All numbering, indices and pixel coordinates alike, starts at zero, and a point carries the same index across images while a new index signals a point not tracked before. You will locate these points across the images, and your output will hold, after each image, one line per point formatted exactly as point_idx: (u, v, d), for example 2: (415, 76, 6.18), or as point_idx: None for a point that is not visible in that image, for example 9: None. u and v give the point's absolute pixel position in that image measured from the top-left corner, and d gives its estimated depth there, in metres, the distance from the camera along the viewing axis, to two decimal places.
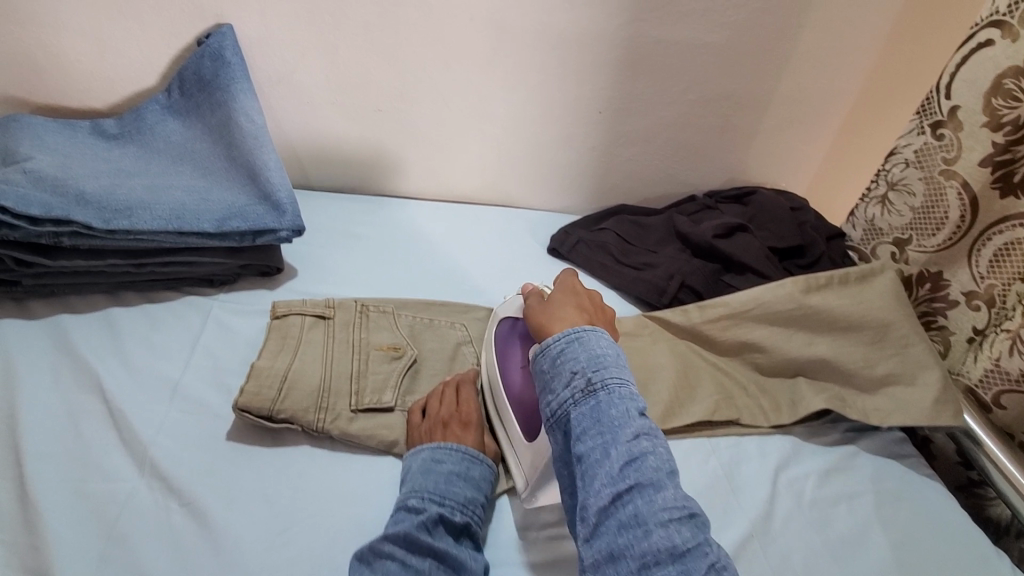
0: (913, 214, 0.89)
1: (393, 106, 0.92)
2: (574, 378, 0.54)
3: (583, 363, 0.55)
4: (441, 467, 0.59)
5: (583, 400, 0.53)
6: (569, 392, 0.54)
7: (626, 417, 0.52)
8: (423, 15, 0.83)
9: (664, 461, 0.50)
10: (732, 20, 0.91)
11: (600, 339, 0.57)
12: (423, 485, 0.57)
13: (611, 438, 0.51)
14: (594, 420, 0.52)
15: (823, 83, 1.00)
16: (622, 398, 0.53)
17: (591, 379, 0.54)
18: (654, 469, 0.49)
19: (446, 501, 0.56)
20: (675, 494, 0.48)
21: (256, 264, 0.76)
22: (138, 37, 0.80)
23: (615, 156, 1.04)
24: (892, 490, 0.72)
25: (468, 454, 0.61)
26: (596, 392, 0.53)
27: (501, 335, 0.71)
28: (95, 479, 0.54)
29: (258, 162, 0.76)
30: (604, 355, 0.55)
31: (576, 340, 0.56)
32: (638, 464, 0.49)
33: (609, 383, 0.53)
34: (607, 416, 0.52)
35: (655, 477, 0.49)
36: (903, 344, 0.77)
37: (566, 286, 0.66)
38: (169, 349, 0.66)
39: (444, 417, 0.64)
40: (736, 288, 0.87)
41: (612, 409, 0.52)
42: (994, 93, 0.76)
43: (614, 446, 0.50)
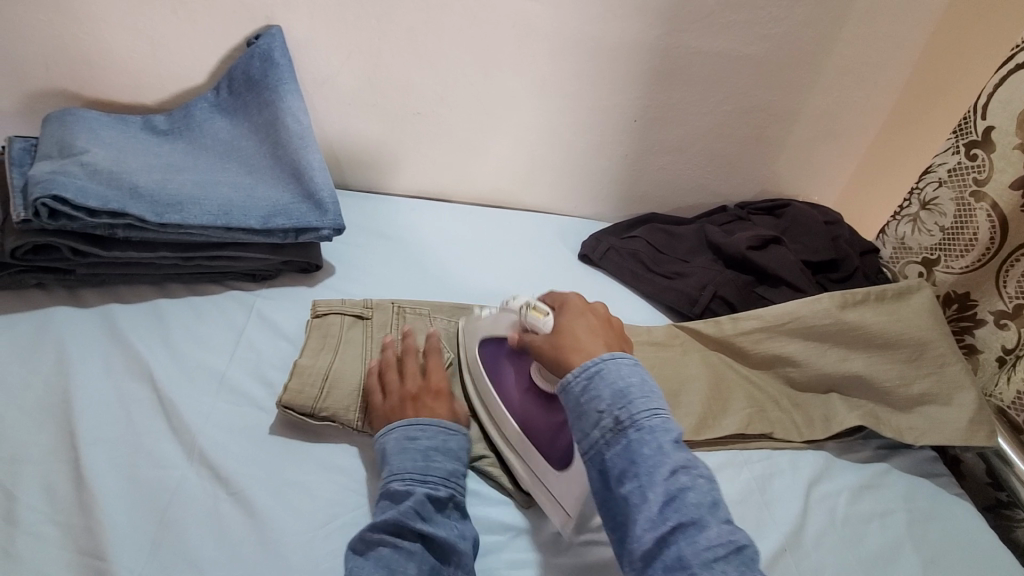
0: (942, 234, 0.89)
1: (431, 110, 0.93)
2: (601, 417, 0.53)
3: (608, 401, 0.53)
4: (416, 444, 0.58)
5: (614, 440, 0.52)
6: (598, 431, 0.53)
7: (660, 454, 0.50)
8: (466, 21, 0.85)
9: (705, 494, 0.49)
10: (772, 33, 0.91)
11: (624, 368, 0.55)
12: (404, 465, 0.56)
13: (647, 479, 0.49)
14: (629, 461, 0.50)
15: (861, 98, 1.00)
16: (655, 434, 0.51)
17: (619, 417, 0.52)
18: (695, 504, 0.48)
19: (429, 479, 0.55)
20: (721, 530, 0.47)
21: (298, 261, 0.78)
22: (191, 37, 0.82)
23: (647, 165, 1.04)
24: (926, 510, 0.72)
25: (445, 427, 0.60)
26: (627, 431, 0.51)
27: (488, 359, 0.70)
28: (147, 465, 0.55)
29: (303, 162, 0.78)
30: (630, 388, 0.53)
31: (596, 374, 0.54)
32: (679, 503, 0.48)
33: (640, 420, 0.51)
34: (642, 456, 0.50)
35: (699, 514, 0.47)
36: (939, 363, 0.76)
37: (569, 308, 0.64)
38: (215, 341, 0.68)
39: (412, 392, 0.62)
40: (770, 300, 0.87)
41: (644, 448, 0.50)
42: None
43: (649, 486, 0.49)
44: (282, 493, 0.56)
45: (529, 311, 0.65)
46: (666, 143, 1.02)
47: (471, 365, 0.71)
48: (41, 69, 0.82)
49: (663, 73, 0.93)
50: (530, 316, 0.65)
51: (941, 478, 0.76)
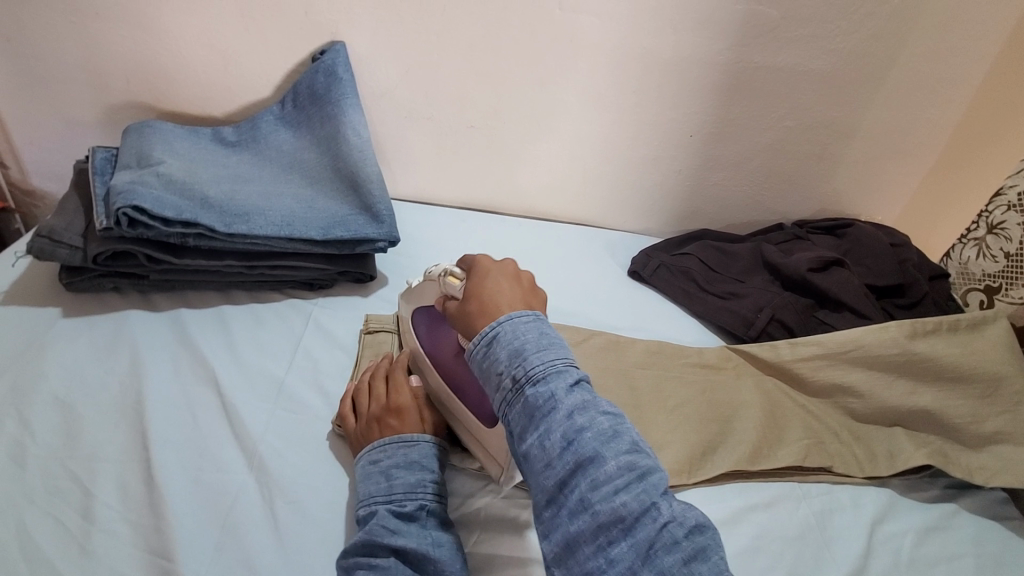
0: (1007, 262, 0.84)
1: (486, 123, 0.94)
2: (501, 378, 0.49)
3: (505, 361, 0.49)
4: (379, 466, 0.57)
5: (514, 398, 0.48)
6: (500, 393, 0.49)
7: (556, 401, 0.46)
8: (526, 37, 0.85)
9: (605, 431, 0.45)
10: (841, 47, 0.87)
11: (523, 324, 0.51)
12: (369, 490, 0.55)
13: (545, 429, 0.45)
14: (529, 416, 0.46)
15: (933, 115, 0.95)
16: (549, 383, 0.47)
17: (515, 375, 0.48)
18: (593, 443, 0.44)
19: (393, 496, 0.54)
20: (620, 461, 0.44)
21: (353, 271, 0.79)
22: (260, 52, 0.85)
23: (701, 180, 1.02)
24: (1001, 558, 0.67)
25: (402, 440, 0.58)
26: (524, 387, 0.47)
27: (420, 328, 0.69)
28: (210, 469, 0.58)
29: (361, 174, 0.80)
30: (525, 342, 0.49)
31: (493, 339, 0.51)
32: (578, 444, 0.44)
33: (534, 373, 0.47)
34: (539, 405, 0.46)
35: (598, 450, 0.44)
36: (1016, 400, 0.71)
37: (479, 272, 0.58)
38: (274, 348, 0.70)
39: (376, 413, 0.61)
40: (832, 326, 0.83)
41: (540, 400, 0.46)
42: None
43: (548, 436, 0.45)
44: (337, 504, 0.57)
45: (447, 277, 0.61)
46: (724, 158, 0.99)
47: (405, 333, 0.71)
48: (122, 82, 0.87)
49: (722, 88, 0.91)
50: (447, 283, 0.61)
51: (1017, 524, 0.71)
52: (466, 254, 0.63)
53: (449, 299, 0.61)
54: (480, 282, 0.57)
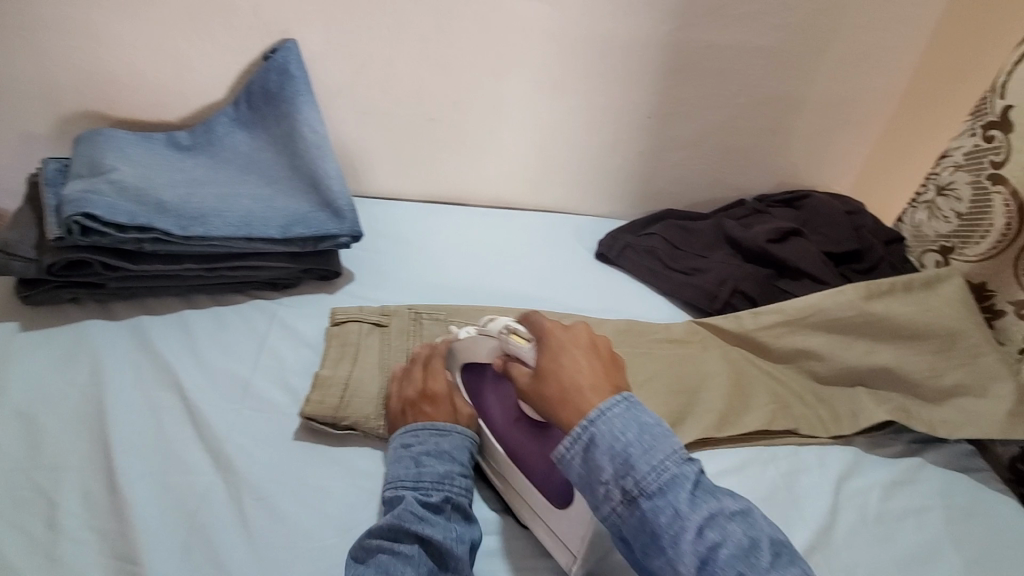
0: (957, 221, 0.86)
1: (444, 115, 0.94)
2: (610, 490, 0.47)
3: (611, 472, 0.47)
4: (410, 451, 0.58)
5: (629, 512, 0.47)
6: (608, 505, 0.47)
7: (680, 519, 0.45)
8: (477, 27, 0.85)
9: (739, 542, 0.44)
10: (786, 22, 0.89)
11: (618, 423, 0.49)
12: (396, 478, 0.56)
13: (672, 549, 0.44)
14: (650, 534, 0.45)
15: (880, 84, 0.98)
16: (669, 498, 0.46)
17: (626, 488, 0.47)
18: (729, 562, 0.43)
19: (422, 483, 0.55)
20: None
21: (317, 268, 0.79)
22: (211, 55, 0.84)
23: (662, 161, 1.03)
24: (963, 506, 0.69)
25: (435, 427, 0.59)
26: (638, 502, 0.46)
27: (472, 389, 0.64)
28: (176, 471, 0.57)
29: (320, 171, 0.80)
30: (629, 450, 0.47)
31: (589, 445, 0.48)
32: (715, 565, 0.43)
33: (650, 488, 0.46)
34: (660, 523, 0.45)
35: (740, 571, 0.43)
36: (972, 353, 0.73)
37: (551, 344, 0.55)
38: (238, 350, 0.70)
39: (410, 398, 0.62)
40: (792, 294, 0.86)
41: (660, 518, 0.45)
42: None
43: (679, 555, 0.44)
44: (307, 498, 0.57)
45: (510, 336, 0.58)
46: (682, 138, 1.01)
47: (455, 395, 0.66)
48: (71, 92, 0.86)
49: (675, 68, 0.92)
50: (511, 343, 0.58)
51: (980, 473, 0.73)
52: (528, 312, 0.59)
53: (512, 360, 0.58)
54: (555, 358, 0.54)
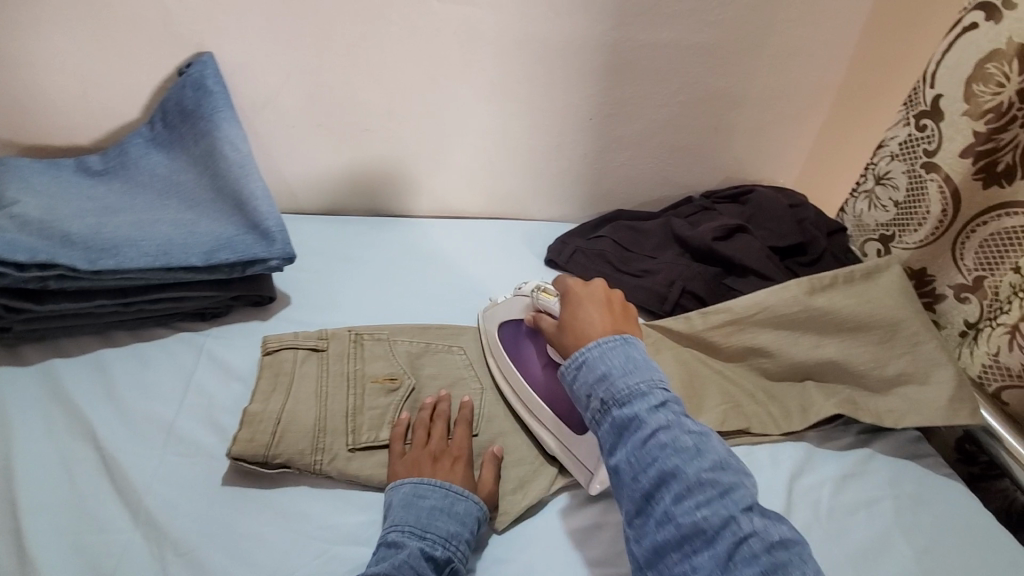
0: (896, 210, 0.87)
1: (380, 125, 0.90)
2: (590, 400, 0.53)
3: (593, 385, 0.53)
4: (423, 501, 0.56)
5: (602, 419, 0.52)
6: (589, 412, 0.54)
7: (641, 422, 0.50)
8: (407, 33, 0.82)
9: (689, 448, 0.48)
10: (720, 19, 0.89)
11: (609, 349, 0.54)
12: (401, 527, 0.55)
13: (630, 445, 0.49)
14: (615, 436, 0.51)
15: (817, 76, 0.98)
16: (636, 406, 0.51)
17: (603, 397, 0.52)
18: (677, 462, 0.47)
19: (428, 536, 0.54)
20: (703, 478, 0.46)
21: (248, 294, 0.75)
22: (121, 72, 0.79)
23: (608, 162, 1.02)
24: (911, 494, 0.70)
25: (451, 489, 0.58)
26: (610, 410, 0.52)
27: (509, 339, 0.73)
28: (91, 531, 0.53)
29: (245, 191, 0.75)
30: (610, 370, 0.53)
31: (583, 363, 0.55)
32: (661, 461, 0.48)
33: (621, 397, 0.51)
34: (626, 425, 0.50)
35: (680, 467, 0.47)
36: (913, 341, 0.74)
37: (570, 297, 0.63)
38: (162, 389, 0.65)
39: (433, 451, 0.61)
40: (738, 291, 0.86)
41: (625, 421, 0.51)
42: (975, 80, 0.74)
43: (633, 452, 0.49)
44: (237, 547, 0.53)
45: (541, 293, 0.68)
46: (626, 137, 1.00)
47: (493, 347, 0.74)
48: None
49: (614, 67, 0.91)
50: (542, 299, 0.68)
51: (927, 459, 0.74)
52: (558, 276, 0.70)
53: (542, 314, 0.68)
54: (573, 310, 0.62)
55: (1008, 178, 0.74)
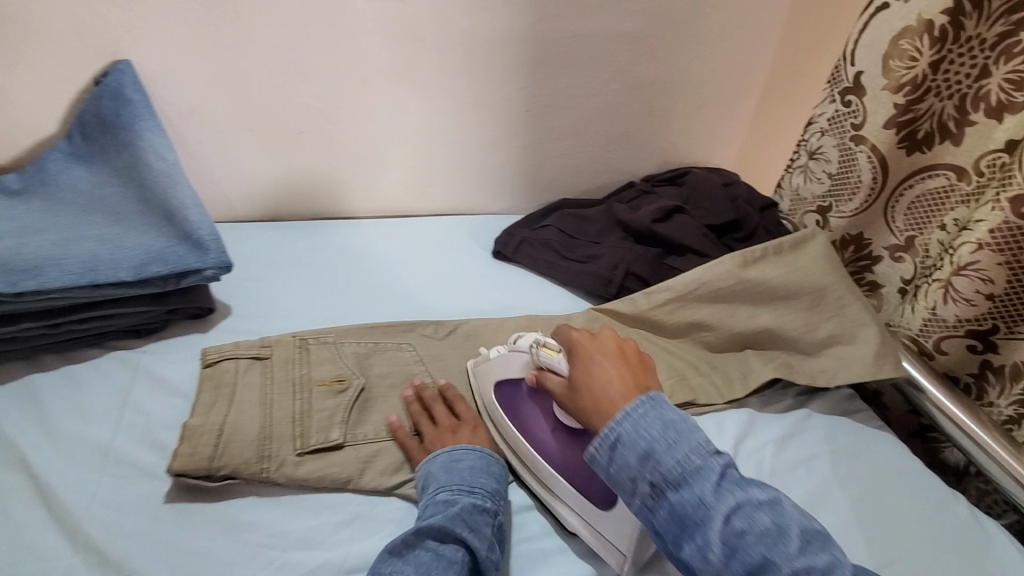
0: (830, 181, 0.89)
1: (314, 127, 0.89)
2: (637, 485, 0.53)
3: (637, 468, 0.53)
4: (462, 464, 0.61)
5: (657, 505, 0.52)
6: (637, 497, 0.53)
7: (705, 508, 0.49)
8: (334, 33, 0.81)
9: (764, 526, 0.48)
10: (644, 7, 0.92)
11: (642, 419, 0.54)
12: (444, 487, 0.58)
13: (701, 534, 0.49)
14: (678, 524, 0.50)
15: (742, 59, 1.02)
16: (693, 488, 0.50)
17: (654, 482, 0.52)
18: (757, 548, 0.47)
19: (473, 492, 0.58)
20: (795, 563, 0.46)
21: (185, 307, 0.73)
22: (31, 86, 0.75)
23: (549, 152, 1.04)
24: (846, 447, 0.74)
25: (481, 450, 0.63)
26: (665, 494, 0.51)
27: (509, 403, 0.69)
28: (27, 561, 0.51)
29: (175, 202, 0.73)
30: (654, 446, 0.53)
31: (615, 443, 0.54)
32: (742, 551, 0.47)
33: (675, 480, 0.51)
34: (687, 512, 0.50)
35: (768, 554, 0.47)
36: (839, 304, 0.79)
37: (581, 354, 0.62)
38: (98, 410, 0.63)
39: (452, 424, 0.66)
40: (679, 270, 0.89)
41: (687, 508, 0.50)
42: (891, 56, 0.77)
43: (705, 542, 0.48)
44: (185, 562, 0.53)
45: (542, 349, 0.66)
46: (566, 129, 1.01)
47: (492, 415, 0.70)
48: None
49: (548, 58, 0.93)
50: (543, 355, 0.65)
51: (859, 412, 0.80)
52: (556, 327, 0.68)
53: (545, 369, 0.65)
54: (584, 369, 0.60)
55: (929, 144, 0.79)
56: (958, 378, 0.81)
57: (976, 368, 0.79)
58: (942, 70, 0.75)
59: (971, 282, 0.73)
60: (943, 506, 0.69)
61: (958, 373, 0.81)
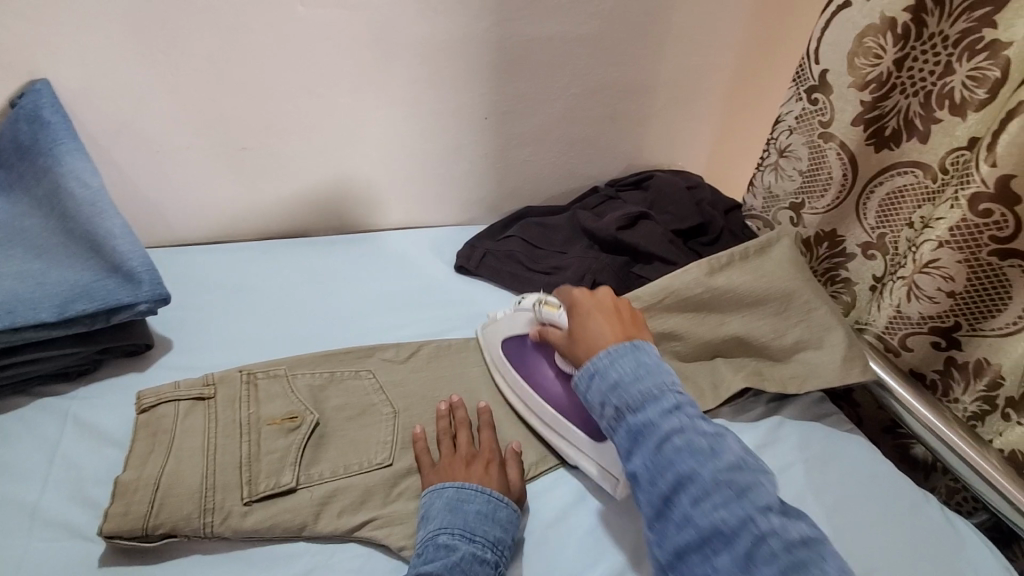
0: (801, 178, 0.87)
1: (259, 143, 0.84)
2: (604, 407, 0.55)
3: (604, 392, 0.55)
4: (468, 506, 0.57)
5: (616, 425, 0.54)
6: (604, 419, 0.55)
7: (654, 427, 0.52)
8: (274, 43, 0.77)
9: (704, 450, 0.50)
10: (601, 9, 0.89)
11: (619, 359, 0.56)
12: (443, 534, 0.55)
13: (647, 450, 0.51)
14: (630, 442, 0.53)
15: (704, 60, 1.00)
16: (649, 411, 0.53)
17: (617, 405, 0.54)
18: (693, 466, 0.49)
19: (476, 538, 0.55)
20: (722, 479, 0.49)
21: (119, 345, 0.67)
22: None
23: (511, 159, 1.01)
24: (819, 454, 0.73)
25: (489, 492, 0.59)
26: (625, 417, 0.53)
27: (513, 355, 0.73)
28: None
29: (102, 230, 0.67)
30: (621, 377, 0.55)
31: (594, 372, 0.56)
32: (676, 465, 0.50)
33: (634, 404, 0.53)
34: (641, 430, 0.52)
35: (697, 470, 0.49)
36: (805, 310, 0.78)
37: (576, 306, 0.65)
38: (20, 467, 0.57)
39: (464, 456, 0.62)
40: (646, 278, 0.86)
41: (640, 426, 0.52)
42: (856, 53, 0.75)
43: (647, 457, 0.51)
44: None
45: (545, 306, 0.70)
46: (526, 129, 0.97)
47: (498, 366, 0.74)
48: None
49: (503, 62, 0.89)
50: (546, 311, 0.70)
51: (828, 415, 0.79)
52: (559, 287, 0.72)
53: (547, 325, 0.69)
54: (579, 321, 0.63)
55: (896, 141, 0.78)
56: (924, 376, 0.81)
57: (941, 365, 0.79)
58: (907, 67, 0.74)
59: (933, 279, 0.73)
60: (917, 512, 0.68)
61: (924, 371, 0.81)
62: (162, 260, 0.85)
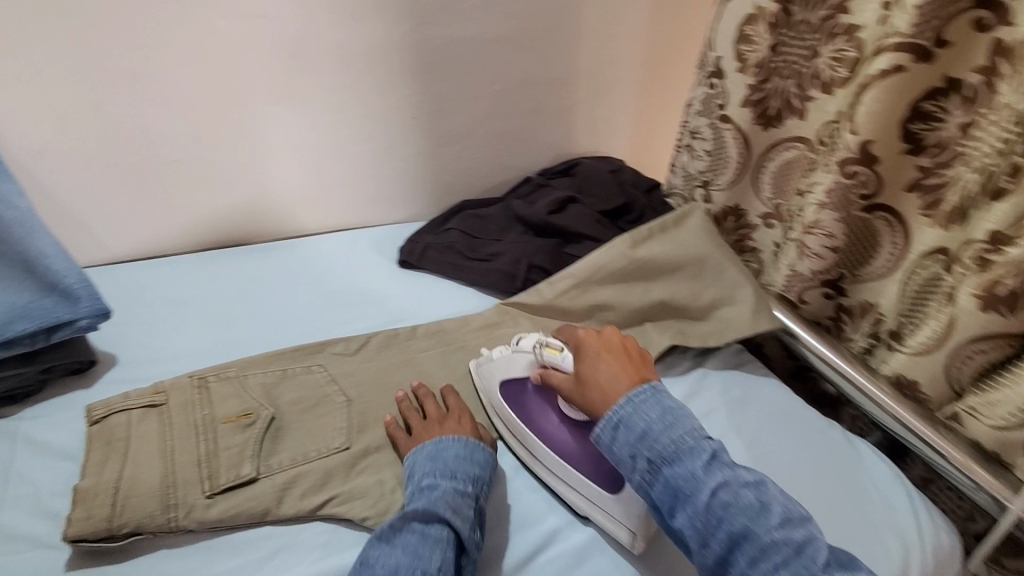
0: (708, 158, 0.94)
1: (188, 155, 0.85)
2: (635, 461, 0.57)
3: (635, 444, 0.57)
4: (446, 451, 0.62)
5: (652, 480, 0.56)
6: (636, 474, 0.57)
7: (697, 484, 0.53)
8: (194, 55, 0.78)
9: (750, 505, 0.52)
10: (514, 8, 0.95)
11: (642, 404, 0.59)
12: (424, 482, 0.60)
13: (692, 507, 0.53)
14: (673, 497, 0.54)
15: (618, 51, 1.07)
16: (688, 464, 0.55)
17: (650, 457, 0.56)
18: (743, 519, 0.51)
19: (458, 477, 0.60)
20: (778, 535, 0.50)
21: (63, 363, 0.68)
22: None
23: (445, 156, 1.03)
24: (736, 398, 0.82)
25: (466, 441, 0.64)
26: (661, 469, 0.55)
27: (516, 399, 0.71)
28: None
29: (32, 252, 0.67)
30: (649, 428, 0.57)
31: (618, 423, 0.58)
32: (727, 522, 0.52)
33: (668, 456, 0.56)
34: (681, 484, 0.54)
35: (750, 526, 0.51)
36: (718, 271, 0.87)
37: (585, 349, 0.66)
38: None
39: (435, 416, 0.67)
40: (578, 256, 0.95)
41: (682, 481, 0.54)
42: (739, 42, 0.84)
43: (694, 516, 0.53)
44: None
45: (545, 349, 0.69)
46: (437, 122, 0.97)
47: (500, 410, 0.72)
48: None
49: (423, 63, 0.93)
50: (547, 355, 0.68)
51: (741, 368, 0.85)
52: (558, 329, 0.71)
53: (550, 368, 0.68)
54: (588, 367, 0.64)
55: (779, 119, 0.85)
56: (822, 324, 0.88)
57: (832, 312, 0.86)
58: (783, 53, 0.81)
59: (818, 239, 0.80)
60: (824, 437, 0.78)
61: (821, 320, 0.88)
62: (95, 279, 0.85)
